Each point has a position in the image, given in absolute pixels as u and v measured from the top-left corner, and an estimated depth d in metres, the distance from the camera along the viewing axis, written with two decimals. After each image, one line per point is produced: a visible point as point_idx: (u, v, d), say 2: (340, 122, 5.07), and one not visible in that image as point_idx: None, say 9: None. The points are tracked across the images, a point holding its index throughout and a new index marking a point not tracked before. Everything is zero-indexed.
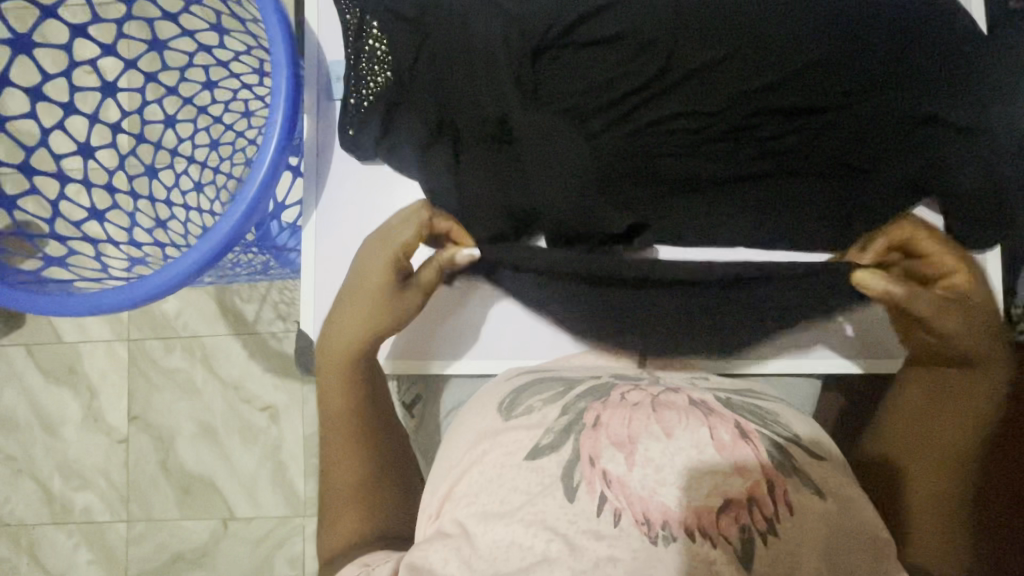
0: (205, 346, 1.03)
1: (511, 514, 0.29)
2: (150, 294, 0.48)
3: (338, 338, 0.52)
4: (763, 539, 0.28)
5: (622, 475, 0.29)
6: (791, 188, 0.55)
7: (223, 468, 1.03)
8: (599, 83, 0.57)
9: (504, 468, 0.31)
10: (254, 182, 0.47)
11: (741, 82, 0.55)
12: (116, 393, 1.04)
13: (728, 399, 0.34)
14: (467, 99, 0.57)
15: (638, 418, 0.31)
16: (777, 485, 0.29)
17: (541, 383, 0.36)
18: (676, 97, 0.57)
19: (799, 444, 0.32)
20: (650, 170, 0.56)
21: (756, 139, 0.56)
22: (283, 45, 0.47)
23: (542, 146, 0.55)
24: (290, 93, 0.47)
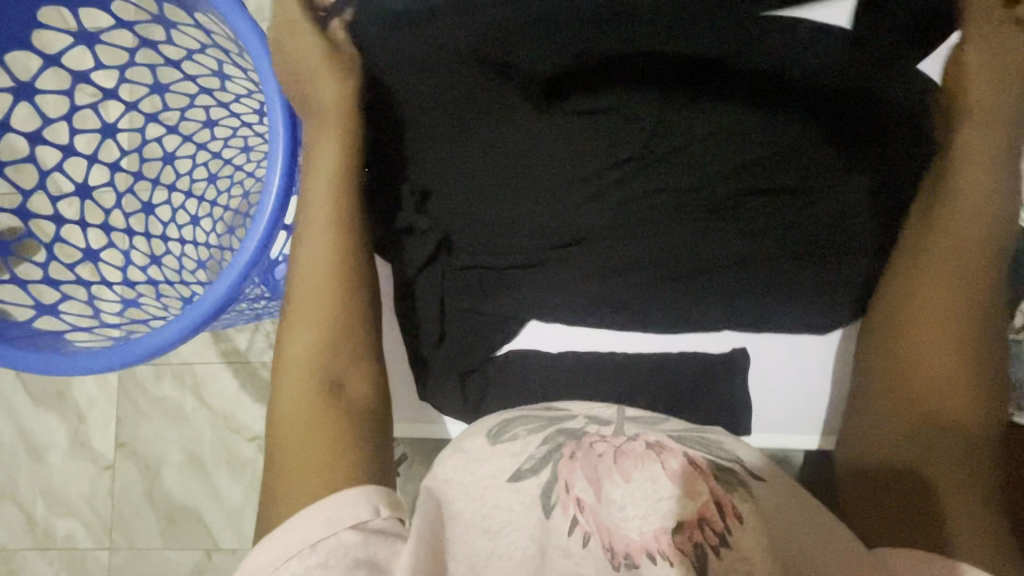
0: (196, 374, 1.05)
1: (495, 531, 0.33)
2: (151, 347, 0.51)
3: (308, 248, 0.50)
4: (716, 552, 0.30)
5: (593, 504, 0.32)
6: (756, 257, 0.53)
7: (209, 498, 1.04)
8: (566, 158, 0.52)
9: (486, 488, 0.35)
10: (247, 245, 0.50)
11: (705, 131, 0.51)
12: (104, 419, 1.06)
13: (678, 435, 0.37)
14: (446, 156, 0.54)
15: (601, 466, 0.33)
16: (725, 502, 0.32)
17: (526, 416, 0.40)
18: (669, 168, 0.52)
19: (743, 466, 0.35)
20: (626, 236, 0.54)
21: (726, 210, 0.53)
22: (281, 113, 0.51)
23: (527, 215, 0.54)
24: (286, 158, 0.51)
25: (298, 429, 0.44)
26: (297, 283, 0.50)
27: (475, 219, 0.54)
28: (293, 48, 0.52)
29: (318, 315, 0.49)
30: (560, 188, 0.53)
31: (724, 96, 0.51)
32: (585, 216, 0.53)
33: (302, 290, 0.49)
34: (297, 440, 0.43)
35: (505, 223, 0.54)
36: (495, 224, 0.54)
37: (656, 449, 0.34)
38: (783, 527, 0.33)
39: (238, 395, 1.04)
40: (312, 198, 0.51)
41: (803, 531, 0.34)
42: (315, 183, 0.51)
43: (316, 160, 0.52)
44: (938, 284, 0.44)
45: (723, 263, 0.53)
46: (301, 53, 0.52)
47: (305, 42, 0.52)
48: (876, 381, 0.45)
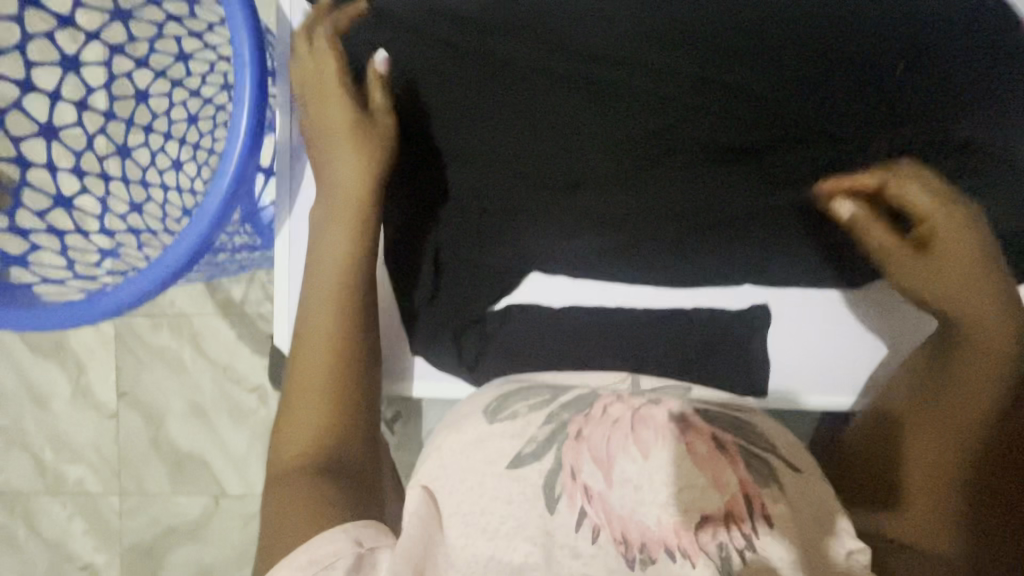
0: (192, 325, 1.02)
1: (494, 528, 0.29)
2: (125, 302, 0.46)
3: (328, 248, 0.48)
4: (742, 556, 0.27)
5: (602, 491, 0.29)
6: (754, 209, 0.50)
7: (213, 446, 1.03)
8: (570, 93, 0.50)
9: (485, 476, 0.31)
10: (218, 188, 0.45)
11: (691, 72, 0.50)
12: (104, 369, 1.04)
13: (707, 410, 0.33)
14: (447, 90, 0.51)
15: (616, 436, 0.30)
16: (757, 499, 0.28)
17: (528, 389, 0.36)
18: (658, 117, 0.50)
19: (780, 458, 0.31)
20: (614, 186, 0.51)
21: (717, 159, 0.50)
22: (247, 36, 0.44)
23: (528, 154, 0.51)
24: (255, 87, 0.45)
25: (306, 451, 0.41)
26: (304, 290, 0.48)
27: (477, 157, 0.51)
28: (332, 110, 0.49)
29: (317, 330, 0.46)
30: (565, 128, 0.50)
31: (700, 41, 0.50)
32: (567, 157, 0.51)
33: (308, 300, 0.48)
34: (298, 449, 0.42)
35: (511, 163, 0.51)
36: (497, 173, 0.51)
37: (682, 422, 0.30)
38: (814, 525, 0.30)
39: (237, 345, 1.02)
40: (331, 185, 0.49)
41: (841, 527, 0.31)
42: (332, 181, 0.49)
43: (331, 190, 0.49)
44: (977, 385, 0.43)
45: (714, 219, 0.50)
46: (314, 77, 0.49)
47: (330, 103, 0.49)
48: (860, 441, 0.46)
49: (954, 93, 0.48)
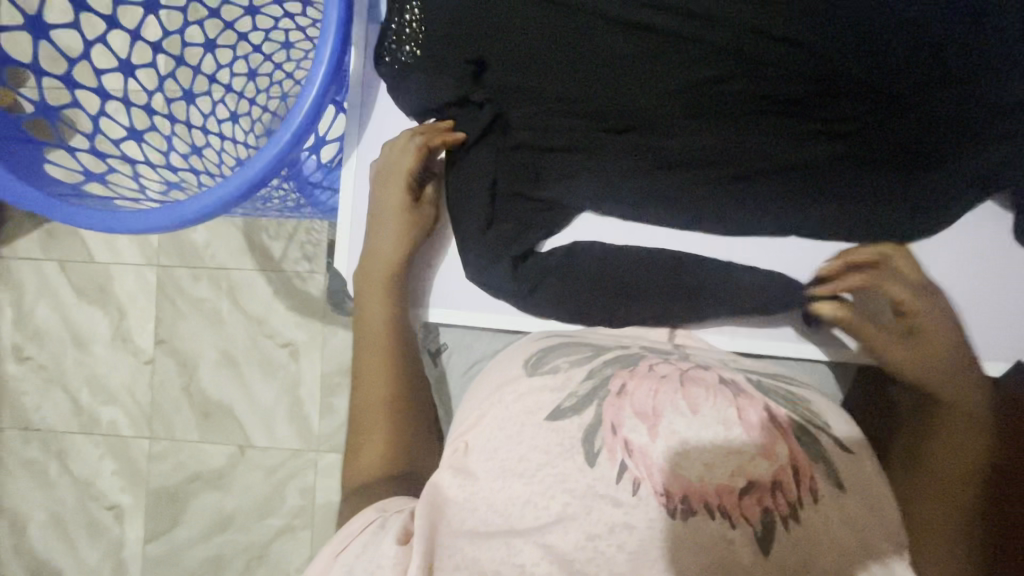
0: (231, 279, 1.05)
1: (530, 474, 0.29)
2: (194, 215, 0.45)
3: (371, 315, 0.50)
4: (785, 524, 0.27)
5: (644, 445, 0.28)
6: (811, 161, 0.47)
7: (242, 398, 1.06)
8: (620, 36, 0.49)
9: (524, 425, 0.31)
10: (297, 113, 0.44)
11: (757, 12, 0.46)
12: (144, 316, 1.07)
13: (758, 381, 0.33)
14: (505, 32, 0.50)
15: (664, 391, 0.30)
16: (804, 472, 0.28)
17: (571, 346, 0.36)
18: (710, 65, 0.48)
19: (830, 436, 0.30)
20: (665, 128, 0.49)
21: (777, 105, 0.48)
22: None
23: (578, 95, 0.50)
24: (342, 18, 0.44)
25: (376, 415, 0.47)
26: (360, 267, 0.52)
27: (536, 100, 0.50)
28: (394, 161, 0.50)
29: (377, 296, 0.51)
30: (613, 68, 0.49)
31: None
32: (620, 96, 0.49)
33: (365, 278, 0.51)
34: (360, 469, 0.44)
35: (567, 106, 0.50)
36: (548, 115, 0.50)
37: (734, 389, 0.31)
38: (863, 506, 0.29)
39: (274, 301, 1.04)
40: (372, 244, 0.51)
41: (888, 510, 0.30)
42: (383, 225, 0.50)
43: (382, 197, 0.50)
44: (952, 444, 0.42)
45: (770, 167, 0.48)
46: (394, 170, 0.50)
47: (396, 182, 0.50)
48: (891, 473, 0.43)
49: None
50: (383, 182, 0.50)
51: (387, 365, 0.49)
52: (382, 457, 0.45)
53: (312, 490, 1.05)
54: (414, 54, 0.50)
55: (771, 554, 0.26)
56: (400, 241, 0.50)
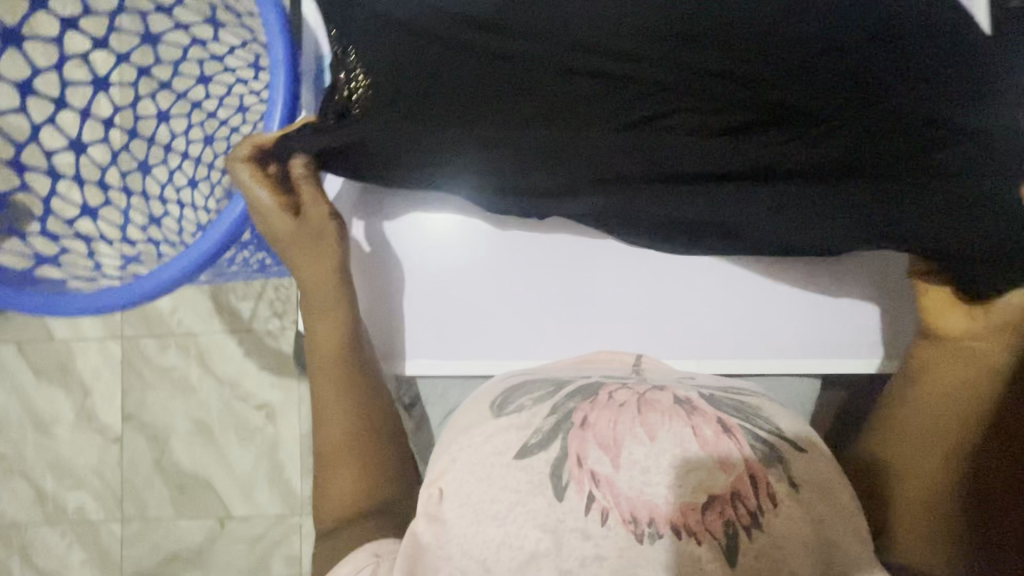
0: (199, 344, 1.03)
1: (503, 515, 0.29)
2: (153, 292, 0.46)
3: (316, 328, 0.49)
4: (748, 533, 0.28)
5: (610, 475, 0.29)
6: (735, 175, 0.46)
7: (218, 467, 1.03)
8: (551, 76, 0.46)
9: (493, 467, 0.31)
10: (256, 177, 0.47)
11: (690, 48, 0.44)
12: (110, 393, 1.04)
13: (711, 395, 0.34)
14: (431, 83, 0.46)
15: (623, 420, 0.30)
16: (760, 478, 0.29)
17: (533, 384, 0.37)
18: (639, 108, 0.46)
19: (782, 437, 0.32)
20: (614, 166, 0.47)
21: (715, 134, 0.46)
22: (280, 38, 0.47)
23: (509, 144, 0.47)
24: (289, 88, 0.48)
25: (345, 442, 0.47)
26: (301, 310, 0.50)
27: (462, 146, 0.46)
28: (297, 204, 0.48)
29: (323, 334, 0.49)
30: (546, 115, 0.47)
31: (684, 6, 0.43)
32: (564, 144, 0.47)
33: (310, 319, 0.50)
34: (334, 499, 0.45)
35: (506, 149, 0.47)
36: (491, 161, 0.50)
37: (688, 408, 0.31)
38: (821, 499, 0.30)
39: (246, 363, 1.02)
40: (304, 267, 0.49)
41: (843, 502, 0.31)
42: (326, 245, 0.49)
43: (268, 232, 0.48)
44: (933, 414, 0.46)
45: (696, 187, 0.46)
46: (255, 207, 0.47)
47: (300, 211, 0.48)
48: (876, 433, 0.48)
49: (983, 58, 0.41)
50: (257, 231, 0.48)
51: (341, 384, 0.48)
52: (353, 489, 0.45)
53: (297, 557, 1.02)
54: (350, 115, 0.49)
55: (737, 562, 0.28)
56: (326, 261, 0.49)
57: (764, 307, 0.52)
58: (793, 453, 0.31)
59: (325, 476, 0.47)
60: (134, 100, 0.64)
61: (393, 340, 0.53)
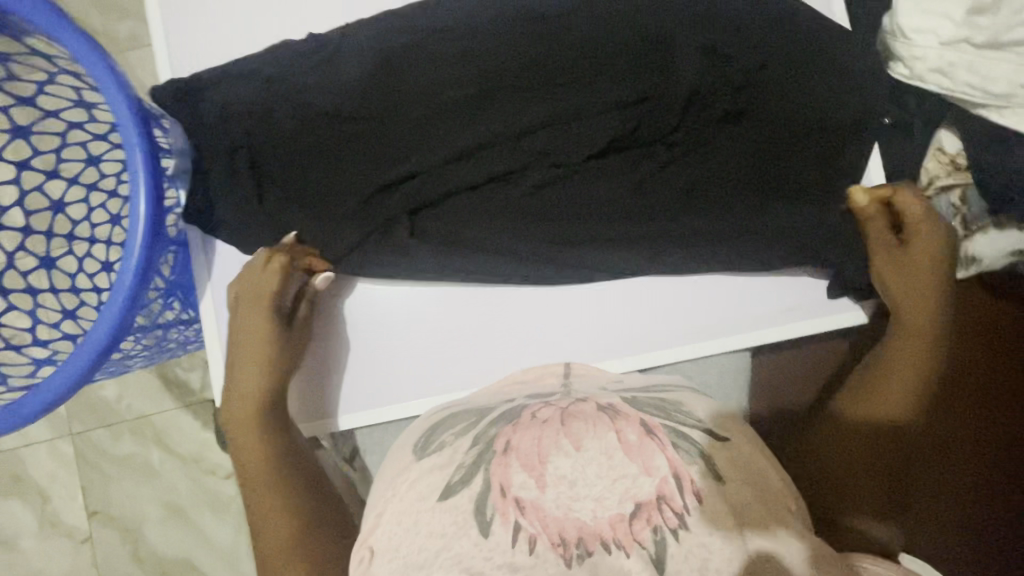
0: (154, 426, 0.99)
1: (430, 563, 0.28)
2: (44, 406, 0.44)
3: (242, 368, 0.49)
4: (676, 536, 0.27)
5: (535, 499, 0.28)
6: (658, 161, 0.54)
7: (197, 546, 0.99)
8: (458, 116, 0.54)
9: (420, 513, 0.30)
10: (127, 267, 0.43)
11: (581, 78, 0.54)
12: (69, 493, 0.99)
13: (634, 398, 0.34)
14: (348, 132, 0.53)
15: (547, 436, 0.30)
16: (684, 478, 0.29)
17: (458, 416, 0.36)
18: (565, 116, 0.53)
19: (705, 430, 0.31)
20: (524, 192, 0.53)
21: (630, 139, 0.54)
22: (129, 118, 0.43)
23: (436, 174, 0.53)
24: (149, 167, 0.43)
25: (275, 537, 0.43)
26: (224, 413, 0.48)
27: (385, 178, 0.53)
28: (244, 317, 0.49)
29: (253, 442, 0.46)
30: (459, 146, 0.53)
31: (556, 51, 0.54)
32: (493, 180, 0.54)
33: (233, 427, 0.47)
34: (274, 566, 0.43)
35: (435, 182, 0.53)
36: (423, 181, 0.53)
37: (611, 414, 0.31)
38: (750, 490, 0.30)
39: (207, 435, 0.99)
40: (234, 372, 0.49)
41: (773, 486, 0.32)
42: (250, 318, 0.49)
43: (247, 318, 0.49)
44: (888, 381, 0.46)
45: (618, 185, 0.53)
46: (258, 295, 0.49)
47: (261, 308, 0.49)
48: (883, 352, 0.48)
49: (819, 56, 0.54)
50: (240, 313, 0.49)
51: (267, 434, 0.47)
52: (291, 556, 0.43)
53: None
54: (277, 173, 0.53)
55: (668, 570, 0.27)
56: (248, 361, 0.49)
57: (679, 301, 0.56)
58: (714, 444, 0.31)
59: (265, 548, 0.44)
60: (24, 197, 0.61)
61: (361, 395, 0.54)
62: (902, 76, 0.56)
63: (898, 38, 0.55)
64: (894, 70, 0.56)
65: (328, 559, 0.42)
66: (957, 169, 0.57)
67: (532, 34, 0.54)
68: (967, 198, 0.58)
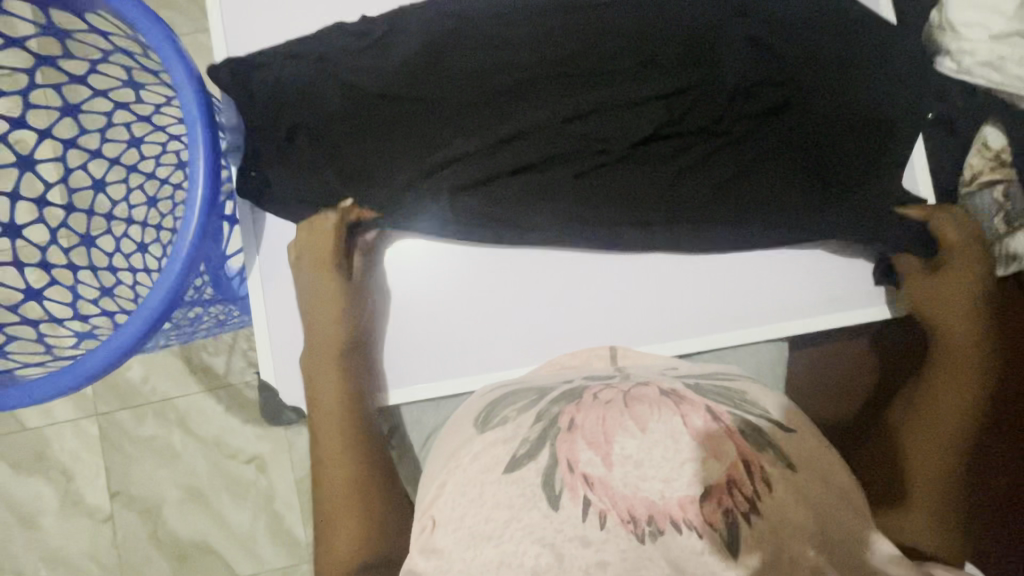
0: (179, 408, 1.00)
1: (498, 533, 0.28)
2: (92, 374, 0.44)
3: (320, 325, 0.51)
4: (747, 520, 0.27)
5: (604, 476, 0.28)
6: (710, 152, 0.53)
7: (216, 529, 1.00)
8: (507, 101, 0.54)
9: (484, 485, 0.30)
10: (183, 241, 0.44)
11: (636, 67, 0.54)
12: (93, 472, 1.00)
13: (696, 384, 0.34)
14: (400, 115, 0.54)
15: (611, 416, 0.30)
16: (753, 463, 0.29)
17: (516, 394, 0.36)
18: (600, 117, 0.53)
19: (771, 420, 0.31)
20: (571, 181, 0.53)
21: (682, 130, 0.53)
22: (192, 95, 0.43)
23: (483, 159, 0.53)
24: (209, 144, 0.44)
25: (340, 500, 0.46)
26: (305, 362, 0.51)
27: (434, 160, 0.53)
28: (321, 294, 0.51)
29: (331, 399, 0.49)
30: (509, 130, 0.53)
31: (611, 38, 0.54)
32: (541, 168, 0.54)
33: (313, 382, 0.50)
34: (336, 525, 0.46)
35: (484, 167, 0.53)
36: (471, 164, 0.53)
37: (676, 398, 0.31)
38: (818, 481, 0.30)
39: (231, 418, 1.00)
40: (309, 329, 0.51)
41: (839, 480, 0.31)
42: (320, 281, 0.51)
43: (312, 280, 0.51)
44: (951, 393, 0.47)
45: (666, 176, 0.53)
46: (320, 254, 0.51)
47: (324, 267, 0.51)
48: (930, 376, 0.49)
49: (880, 54, 0.53)
50: (302, 274, 0.51)
51: (342, 393, 0.49)
52: (351, 523, 0.45)
53: None
54: (328, 154, 0.53)
55: (742, 553, 0.27)
56: (333, 321, 0.51)
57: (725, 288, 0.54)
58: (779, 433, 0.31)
59: (328, 515, 0.47)
60: (70, 173, 0.62)
61: (404, 374, 0.53)
62: (949, 71, 0.54)
63: (946, 34, 0.55)
64: (941, 64, 0.55)
65: (387, 525, 0.46)
66: (1002, 165, 0.56)
67: (583, 23, 0.54)
68: (1011, 193, 0.56)
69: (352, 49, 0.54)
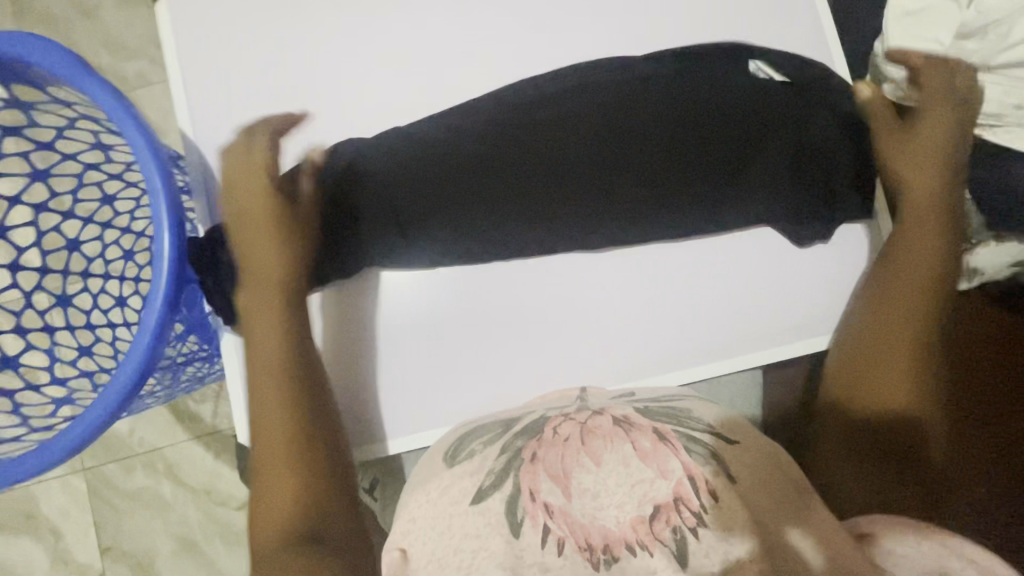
0: (167, 458, 1.00)
1: (464, 564, 0.29)
2: (69, 448, 0.45)
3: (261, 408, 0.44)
4: (695, 534, 0.29)
5: (563, 505, 0.30)
6: (691, 187, 0.50)
7: None
8: (480, 139, 0.50)
9: (452, 517, 0.32)
10: (151, 309, 0.45)
11: (605, 103, 0.51)
12: (82, 529, 0.99)
13: (647, 408, 0.36)
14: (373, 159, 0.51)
15: (569, 452, 0.32)
16: (700, 479, 0.30)
17: (485, 427, 0.38)
18: (542, 205, 0.50)
19: (714, 434, 0.33)
20: (541, 222, 0.51)
21: (659, 166, 0.50)
22: (153, 167, 0.44)
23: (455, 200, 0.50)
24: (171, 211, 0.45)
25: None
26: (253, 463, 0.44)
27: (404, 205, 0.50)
28: (256, 327, 0.45)
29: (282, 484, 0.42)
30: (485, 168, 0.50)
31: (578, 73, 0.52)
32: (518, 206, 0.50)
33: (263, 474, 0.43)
34: None
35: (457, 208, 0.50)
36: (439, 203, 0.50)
37: (627, 426, 0.33)
38: (761, 489, 0.31)
39: (220, 464, 1.00)
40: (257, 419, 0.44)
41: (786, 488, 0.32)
42: (262, 349, 0.45)
43: (260, 316, 0.46)
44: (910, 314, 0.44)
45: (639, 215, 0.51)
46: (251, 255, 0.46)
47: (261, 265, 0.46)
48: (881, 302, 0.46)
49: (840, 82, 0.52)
50: (253, 302, 0.46)
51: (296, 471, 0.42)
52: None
53: None
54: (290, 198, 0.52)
55: (690, 566, 0.28)
56: (269, 403, 0.44)
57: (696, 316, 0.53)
58: (727, 448, 0.33)
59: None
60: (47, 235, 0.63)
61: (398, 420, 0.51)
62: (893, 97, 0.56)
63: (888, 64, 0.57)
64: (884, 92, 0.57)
65: None
66: None
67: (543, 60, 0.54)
68: None
69: (299, 101, 0.53)
